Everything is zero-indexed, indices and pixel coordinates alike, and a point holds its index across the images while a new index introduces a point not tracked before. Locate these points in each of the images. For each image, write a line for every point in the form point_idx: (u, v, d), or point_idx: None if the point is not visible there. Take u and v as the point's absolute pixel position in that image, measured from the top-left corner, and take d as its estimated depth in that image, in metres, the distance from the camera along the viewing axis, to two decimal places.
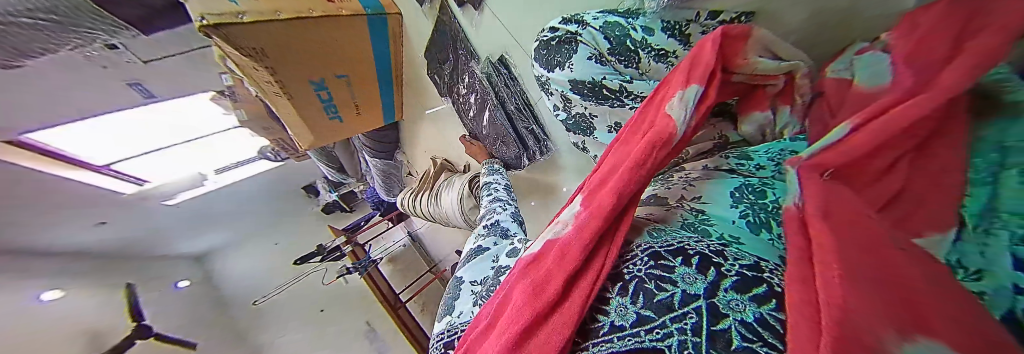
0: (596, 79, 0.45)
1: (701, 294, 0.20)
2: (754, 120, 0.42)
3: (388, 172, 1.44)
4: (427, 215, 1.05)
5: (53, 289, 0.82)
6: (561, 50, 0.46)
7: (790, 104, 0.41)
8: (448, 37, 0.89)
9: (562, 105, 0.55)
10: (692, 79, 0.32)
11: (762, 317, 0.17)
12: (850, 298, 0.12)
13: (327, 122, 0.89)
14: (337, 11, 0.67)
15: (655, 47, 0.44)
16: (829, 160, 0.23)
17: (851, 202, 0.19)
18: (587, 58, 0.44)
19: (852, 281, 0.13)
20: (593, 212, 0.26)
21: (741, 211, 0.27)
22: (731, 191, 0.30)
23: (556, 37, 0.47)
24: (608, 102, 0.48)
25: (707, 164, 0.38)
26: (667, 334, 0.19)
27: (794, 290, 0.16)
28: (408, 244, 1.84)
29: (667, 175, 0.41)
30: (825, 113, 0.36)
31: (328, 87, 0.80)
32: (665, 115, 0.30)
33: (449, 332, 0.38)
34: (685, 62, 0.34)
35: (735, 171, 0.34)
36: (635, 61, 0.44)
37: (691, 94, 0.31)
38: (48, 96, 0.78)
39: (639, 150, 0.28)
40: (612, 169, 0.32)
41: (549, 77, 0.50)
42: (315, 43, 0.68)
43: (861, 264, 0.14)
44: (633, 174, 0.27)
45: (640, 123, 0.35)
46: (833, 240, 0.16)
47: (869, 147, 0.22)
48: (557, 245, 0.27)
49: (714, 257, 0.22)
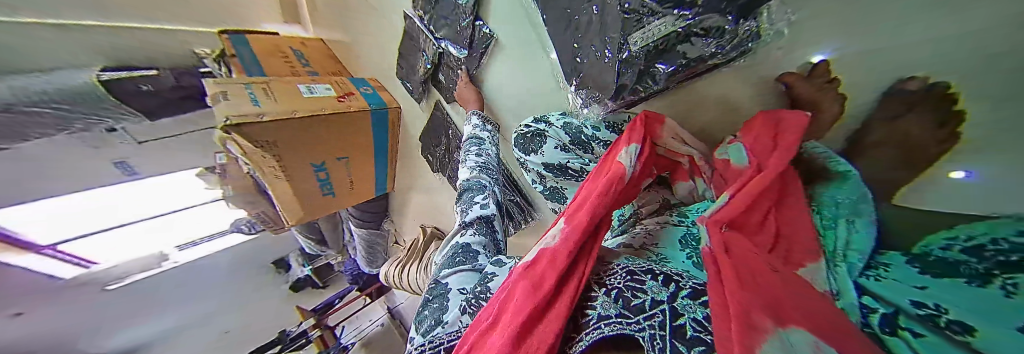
0: (562, 162, 0.56)
1: (665, 300, 0.26)
2: (683, 188, 0.52)
3: (373, 243, 1.41)
4: (413, 288, 1.00)
5: None
6: (534, 141, 0.58)
7: (703, 177, 0.48)
8: (441, 127, 1.01)
9: (539, 179, 0.64)
10: (632, 139, 0.43)
11: (708, 313, 0.23)
12: (747, 303, 0.19)
13: (318, 198, 0.91)
14: (346, 108, 0.79)
15: (603, 139, 0.56)
16: (725, 216, 0.30)
17: (741, 241, 0.27)
18: (554, 148, 0.56)
19: (747, 292, 0.20)
20: (576, 225, 0.33)
21: (687, 253, 0.36)
22: (678, 240, 0.39)
23: (530, 131, 0.59)
24: (575, 178, 0.58)
25: (659, 220, 0.47)
26: (640, 327, 0.25)
27: (714, 296, 0.23)
28: (386, 323, 1.68)
29: (629, 228, 0.50)
30: (718, 178, 0.44)
31: (327, 168, 0.86)
32: (618, 162, 0.40)
33: (432, 343, 0.36)
34: (626, 129, 0.46)
35: (677, 224, 0.43)
36: (590, 148, 0.56)
37: (632, 150, 0.41)
38: None
39: (603, 184, 0.36)
40: (582, 199, 0.39)
41: (527, 159, 0.61)
42: (322, 133, 0.77)
43: (752, 280, 0.22)
44: (601, 199, 0.34)
45: (600, 170, 0.45)
46: (735, 262, 0.24)
47: (743, 206, 0.30)
48: (547, 252, 0.32)
49: (675, 276, 0.29)
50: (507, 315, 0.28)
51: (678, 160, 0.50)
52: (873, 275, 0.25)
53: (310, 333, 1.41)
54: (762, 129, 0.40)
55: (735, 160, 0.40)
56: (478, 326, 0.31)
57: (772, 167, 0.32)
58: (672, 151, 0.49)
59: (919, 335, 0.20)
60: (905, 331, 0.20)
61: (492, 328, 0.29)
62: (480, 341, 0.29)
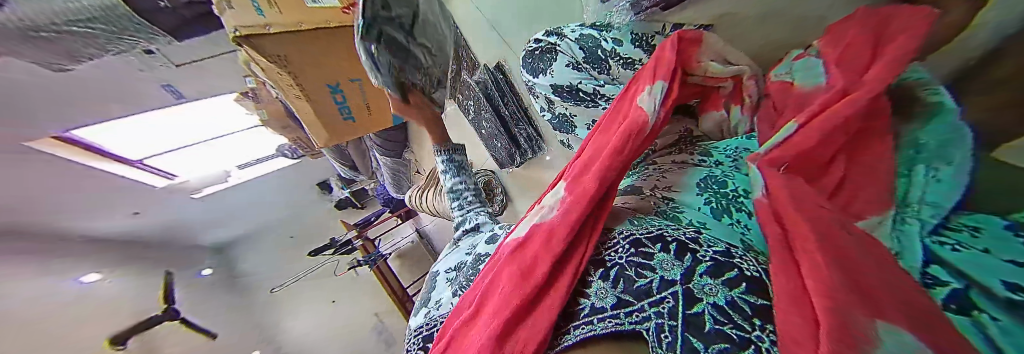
0: (573, 84, 0.49)
1: (677, 280, 0.23)
2: (713, 119, 0.46)
3: (397, 169, 1.50)
4: (432, 210, 1.11)
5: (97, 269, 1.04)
6: (542, 58, 0.50)
7: (742, 104, 0.43)
8: None
9: (547, 106, 0.58)
10: (658, 75, 0.36)
11: (733, 299, 0.19)
12: (831, 287, 0.13)
13: (341, 122, 0.94)
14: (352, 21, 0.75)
15: (623, 56, 0.48)
16: (779, 157, 0.25)
17: (809, 198, 0.21)
18: (565, 66, 0.48)
19: (825, 270, 0.15)
20: (578, 196, 0.29)
21: (705, 198, 0.32)
22: (696, 182, 0.34)
23: (539, 48, 0.51)
24: (584, 104, 0.51)
25: (676, 159, 0.42)
26: (645, 318, 0.22)
27: (780, 285, 0.17)
28: (416, 240, 1.93)
29: (640, 168, 0.45)
30: (769, 109, 0.38)
31: (343, 91, 0.86)
32: (637, 106, 0.34)
33: (429, 325, 0.39)
34: (650, 60, 0.38)
35: (698, 166, 0.38)
36: (606, 68, 0.48)
37: (658, 89, 0.35)
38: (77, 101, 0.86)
39: (617, 140, 0.31)
40: (588, 160, 0.34)
41: (534, 82, 0.54)
42: (333, 50, 0.75)
43: (826, 252, 0.16)
44: (608, 166, 0.30)
45: (613, 116, 0.39)
46: (809, 231, 0.18)
47: (806, 149, 0.25)
48: (542, 227, 0.30)
49: (691, 244, 0.24)
50: (492, 301, 0.28)
51: (719, 84, 0.42)
52: (951, 244, 0.21)
53: (353, 242, 1.69)
54: (856, 47, 0.33)
55: (801, 81, 0.36)
56: (462, 314, 0.32)
57: (874, 82, 0.26)
58: (711, 77, 0.41)
59: (989, 312, 0.15)
60: (980, 301, 0.16)
61: (479, 313, 0.29)
62: (463, 329, 0.29)
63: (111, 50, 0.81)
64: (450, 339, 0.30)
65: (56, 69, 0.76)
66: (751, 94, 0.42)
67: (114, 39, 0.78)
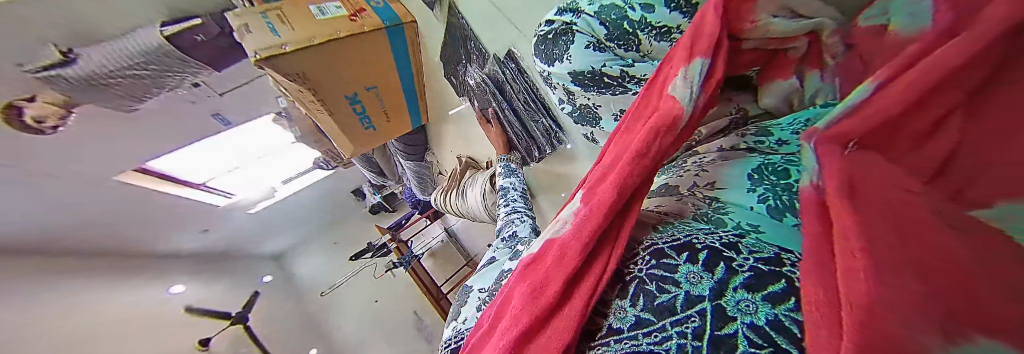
0: (596, 68, 0.45)
1: (706, 296, 0.20)
2: (778, 91, 0.38)
3: (421, 173, 1.54)
4: (456, 210, 1.12)
5: (173, 284, 1.30)
6: (557, 43, 0.45)
7: (820, 67, 0.35)
8: (459, 41, 0.93)
9: (567, 98, 0.56)
10: (696, 53, 0.31)
11: (775, 318, 0.16)
12: (884, 294, 0.12)
13: (361, 131, 0.99)
14: (361, 29, 0.75)
15: (655, 25, 0.38)
16: (850, 129, 0.23)
17: (892, 180, 0.19)
18: (585, 47, 0.43)
19: (884, 274, 0.12)
20: (594, 207, 0.25)
21: (760, 195, 0.27)
22: (749, 174, 0.30)
23: (553, 30, 0.46)
24: (610, 90, 0.48)
25: (723, 145, 0.37)
26: (666, 337, 0.20)
27: (810, 288, 0.15)
28: (446, 239, 1.95)
29: (679, 160, 0.40)
30: (854, 60, 0.33)
31: (361, 100, 0.90)
32: (667, 96, 0.29)
33: (454, 338, 0.38)
34: (685, 37, 0.32)
35: (754, 149, 0.33)
36: (635, 44, 0.41)
37: (695, 71, 0.30)
38: (147, 139, 0.98)
39: (641, 138, 0.27)
40: (614, 159, 0.30)
41: (550, 71, 0.50)
42: (350, 60, 0.77)
43: (901, 259, 0.13)
44: (632, 167, 0.26)
45: (641, 110, 0.34)
46: (853, 226, 0.15)
47: (879, 120, 0.22)
48: (556, 244, 0.26)
49: (726, 251, 0.22)
50: (505, 320, 0.25)
51: (789, 45, 0.35)
52: None
53: (388, 244, 1.79)
54: None
55: (899, 26, 0.29)
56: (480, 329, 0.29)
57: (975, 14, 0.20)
58: (776, 38, 0.34)
59: None
60: None
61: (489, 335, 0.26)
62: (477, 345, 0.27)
63: (168, 87, 0.90)
64: None
65: (124, 109, 0.86)
66: (834, 54, 0.34)
67: (167, 77, 0.87)
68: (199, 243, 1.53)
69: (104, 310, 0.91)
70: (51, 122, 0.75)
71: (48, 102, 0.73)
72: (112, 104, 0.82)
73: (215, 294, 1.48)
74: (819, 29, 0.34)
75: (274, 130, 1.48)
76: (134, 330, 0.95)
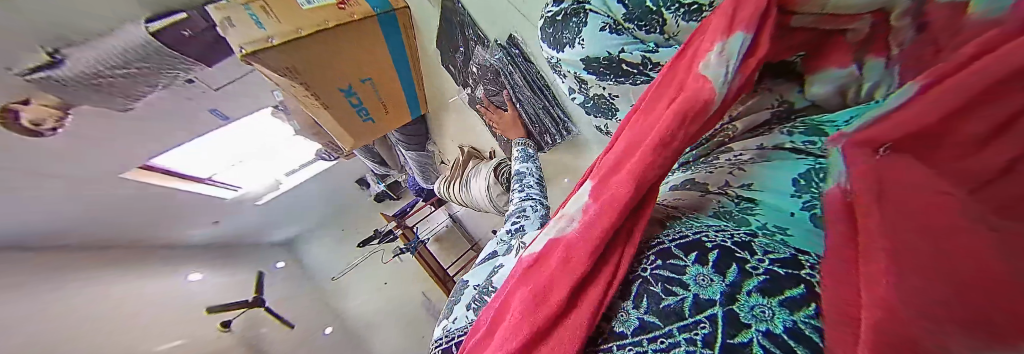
0: (612, 53, 0.42)
1: (716, 300, 0.20)
2: (829, 79, 0.36)
3: (424, 162, 1.53)
4: (459, 199, 1.12)
5: (190, 271, 1.37)
6: (568, 26, 0.43)
7: (884, 55, 0.32)
8: (456, 26, 0.88)
9: (579, 87, 0.54)
10: (737, 24, 0.27)
11: (793, 325, 0.16)
12: (900, 300, 0.12)
13: (360, 124, 0.97)
14: (349, 17, 0.71)
15: (684, 1, 0.34)
16: (881, 135, 0.23)
17: (928, 184, 0.18)
18: (600, 30, 0.40)
19: (910, 279, 0.13)
20: (606, 205, 0.23)
21: (806, 202, 0.24)
22: (795, 176, 0.27)
23: (562, 11, 0.43)
24: (628, 78, 0.45)
25: (763, 143, 0.34)
26: (672, 343, 0.20)
27: (830, 287, 0.15)
28: (451, 224, 1.98)
29: (709, 157, 0.38)
30: (927, 43, 0.30)
31: (357, 92, 0.87)
32: (699, 76, 0.27)
33: (445, 339, 0.37)
34: (727, 2, 0.29)
35: (798, 150, 0.31)
36: (658, 24, 0.36)
37: (733, 45, 0.27)
38: (147, 138, 0.97)
39: (666, 124, 0.24)
40: (629, 148, 0.28)
41: (560, 57, 0.48)
42: (342, 51, 0.74)
43: (935, 262, 0.13)
44: (653, 158, 0.23)
45: (663, 90, 0.32)
46: (882, 232, 0.16)
47: (917, 126, 0.22)
48: (561, 244, 0.25)
49: (738, 252, 0.21)
50: (505, 325, 0.24)
51: (850, 25, 0.32)
52: None
53: (394, 231, 1.82)
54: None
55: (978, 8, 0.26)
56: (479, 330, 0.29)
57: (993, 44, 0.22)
58: (836, 16, 0.31)
59: None
60: None
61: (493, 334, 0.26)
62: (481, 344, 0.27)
63: (161, 84, 0.87)
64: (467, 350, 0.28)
65: (122, 108, 0.84)
66: (900, 41, 0.31)
67: (160, 74, 0.84)
68: (210, 236, 1.57)
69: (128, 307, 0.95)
70: (49, 124, 0.75)
71: (43, 105, 0.71)
72: (106, 103, 0.80)
73: (233, 280, 1.56)
74: (889, 8, 0.30)
75: (274, 122, 1.46)
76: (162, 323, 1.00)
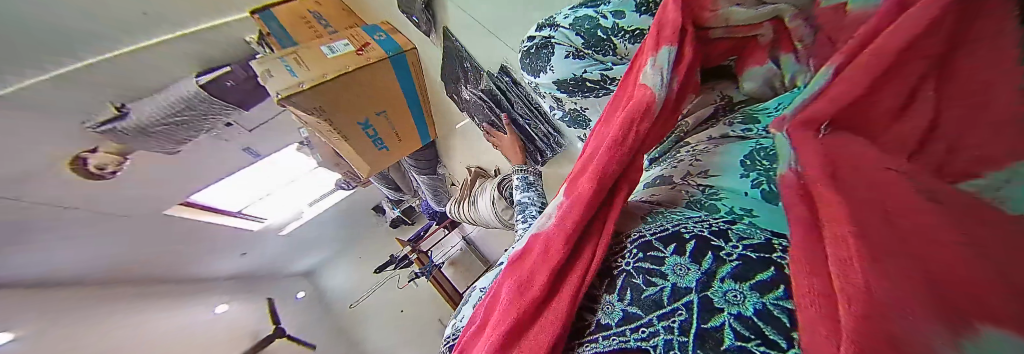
0: (577, 75, 0.47)
1: (693, 288, 0.19)
2: (756, 76, 0.38)
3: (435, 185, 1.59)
4: (468, 218, 1.16)
5: (218, 304, 1.44)
6: (539, 56, 0.47)
7: (793, 50, 0.36)
8: (455, 61, 0.97)
9: (557, 105, 0.58)
10: (662, 41, 0.34)
11: (763, 307, 0.16)
12: (880, 289, 0.11)
13: (376, 152, 1.06)
14: (366, 61, 0.81)
15: (628, 30, 0.42)
16: (819, 113, 0.24)
17: (868, 162, 0.19)
18: (565, 57, 0.45)
19: (876, 266, 0.12)
20: (575, 200, 0.26)
21: (754, 180, 0.27)
22: (742, 159, 0.30)
23: (534, 45, 0.48)
24: (594, 93, 0.49)
25: (712, 135, 0.37)
26: (652, 333, 0.20)
27: (802, 278, 0.15)
28: (464, 247, 1.98)
29: (670, 151, 0.41)
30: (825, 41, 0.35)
31: (373, 124, 0.96)
32: (641, 85, 0.32)
33: (451, 336, 0.35)
34: (652, 29, 0.36)
35: (743, 138, 0.34)
36: (612, 48, 0.43)
37: (664, 57, 0.32)
38: (189, 175, 1.09)
39: (618, 129, 0.28)
40: (593, 153, 0.32)
41: (537, 82, 0.53)
42: (360, 91, 0.84)
43: (890, 249, 0.13)
44: (611, 155, 0.27)
45: (618, 102, 0.37)
46: (841, 213, 0.16)
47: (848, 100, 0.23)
48: (540, 238, 0.27)
49: (714, 239, 0.21)
50: (493, 318, 0.25)
51: (756, 32, 0.36)
52: None
53: (409, 256, 1.86)
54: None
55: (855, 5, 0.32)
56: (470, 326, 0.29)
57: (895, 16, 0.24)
58: (743, 26, 0.36)
59: None
60: None
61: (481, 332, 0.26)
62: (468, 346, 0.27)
63: (206, 129, 1.00)
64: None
65: (168, 152, 0.97)
66: (801, 38, 0.36)
67: (206, 120, 0.97)
68: (238, 266, 1.66)
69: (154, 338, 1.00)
70: (111, 167, 0.88)
71: (109, 152, 0.88)
72: (159, 147, 0.93)
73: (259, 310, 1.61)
74: (780, 15, 0.36)
75: (297, 154, 1.59)
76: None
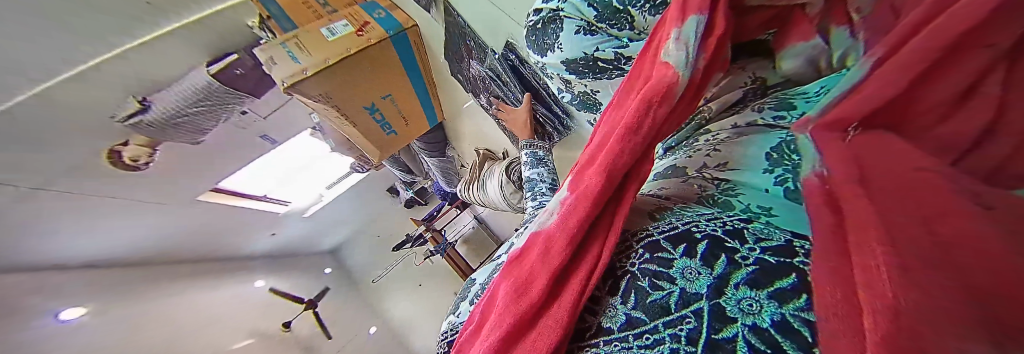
0: (588, 53, 0.43)
1: (703, 294, 0.18)
2: (800, 53, 0.35)
3: (445, 167, 1.61)
4: (478, 200, 1.18)
5: (256, 279, 1.58)
6: (547, 33, 0.44)
7: (847, 23, 0.32)
8: (459, 39, 0.93)
9: (565, 87, 0.55)
10: (689, 11, 0.30)
11: (781, 319, 0.14)
12: (906, 301, 0.10)
13: (384, 137, 1.06)
14: (367, 43, 0.78)
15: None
16: (849, 113, 0.22)
17: (907, 162, 0.17)
18: (575, 33, 0.41)
19: (907, 278, 0.11)
20: (580, 195, 0.25)
21: (778, 177, 0.25)
22: (766, 153, 0.28)
23: (541, 19, 0.44)
24: (606, 74, 0.47)
25: (737, 122, 0.35)
26: (657, 340, 0.19)
27: (824, 293, 0.13)
28: (476, 226, 2.04)
29: (689, 139, 0.38)
30: (884, 10, 0.30)
31: (379, 108, 0.95)
32: (661, 63, 0.29)
33: (451, 331, 0.36)
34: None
35: (773, 126, 0.32)
36: (628, 21, 0.39)
37: (689, 30, 0.29)
38: (213, 164, 1.15)
39: (632, 114, 0.26)
40: (602, 141, 0.30)
41: (544, 61, 0.49)
42: (363, 73, 0.82)
43: (921, 256, 0.12)
44: (622, 146, 0.25)
45: (633, 83, 0.35)
46: (872, 219, 0.14)
47: (881, 99, 0.21)
48: (542, 236, 0.26)
49: (728, 241, 0.20)
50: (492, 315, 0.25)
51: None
52: None
53: (424, 235, 1.93)
54: None
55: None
56: (470, 323, 0.29)
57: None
58: None
59: None
60: None
61: (481, 328, 0.26)
62: (470, 340, 0.27)
63: (223, 119, 1.02)
64: (458, 348, 0.28)
65: (193, 142, 1.01)
66: (859, 8, 0.32)
67: (222, 109, 0.99)
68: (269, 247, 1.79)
69: (199, 317, 1.11)
70: (144, 159, 0.94)
71: (139, 144, 0.91)
72: (182, 138, 0.97)
73: (291, 287, 1.77)
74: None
75: (312, 141, 1.62)
76: (225, 330, 1.15)
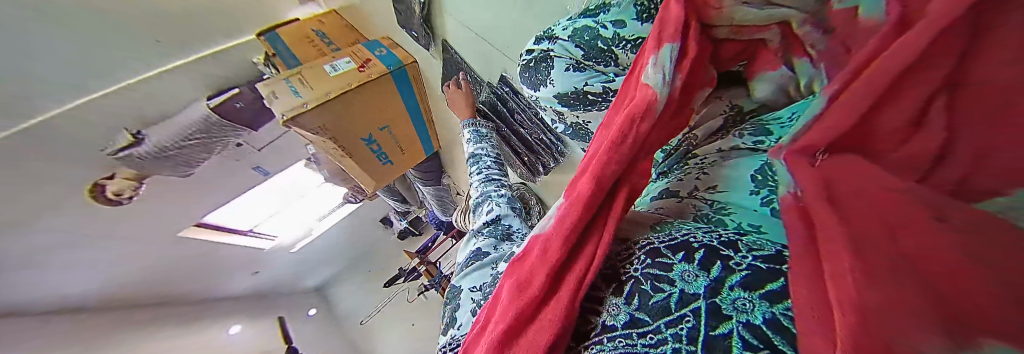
0: (578, 87, 0.45)
1: (701, 294, 0.18)
2: (769, 82, 0.37)
3: (441, 196, 1.59)
4: None
5: (232, 323, 1.45)
6: (539, 69, 0.47)
7: (806, 55, 0.33)
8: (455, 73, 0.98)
9: (558, 118, 0.57)
10: (665, 38, 0.33)
11: (773, 317, 0.14)
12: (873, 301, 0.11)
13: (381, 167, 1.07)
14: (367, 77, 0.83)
15: (629, 39, 0.40)
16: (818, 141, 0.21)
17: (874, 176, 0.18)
18: (565, 70, 0.45)
19: (869, 282, 0.11)
20: (574, 200, 0.25)
21: (763, 197, 0.25)
22: (749, 174, 0.28)
23: (533, 58, 0.48)
24: (597, 106, 0.48)
25: (720, 147, 0.36)
26: (661, 339, 0.19)
27: (802, 294, 0.14)
28: None
29: (677, 164, 0.40)
30: (835, 46, 0.31)
31: (376, 140, 0.97)
32: (643, 85, 0.31)
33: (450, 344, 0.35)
34: (655, 24, 0.35)
35: (753, 151, 0.33)
36: (613, 59, 0.42)
37: (665, 55, 0.32)
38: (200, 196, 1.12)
39: (618, 128, 0.27)
40: (595, 151, 0.31)
41: (537, 94, 0.52)
42: (364, 103, 0.85)
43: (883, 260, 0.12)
44: (610, 157, 0.26)
45: (620, 103, 0.36)
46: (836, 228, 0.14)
47: (846, 129, 0.19)
48: (539, 239, 0.26)
49: (724, 250, 0.19)
50: (491, 320, 0.25)
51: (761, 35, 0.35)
52: None
53: (418, 268, 1.84)
54: None
55: (866, 13, 0.27)
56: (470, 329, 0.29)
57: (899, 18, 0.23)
58: (748, 26, 0.34)
59: None
60: None
61: (480, 332, 0.26)
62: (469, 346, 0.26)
63: (217, 151, 1.06)
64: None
65: (182, 175, 1.03)
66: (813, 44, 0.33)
67: (216, 142, 1.03)
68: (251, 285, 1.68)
69: None
70: (127, 193, 0.95)
71: (125, 177, 0.94)
72: (171, 170, 0.99)
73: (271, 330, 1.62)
74: (789, 19, 0.33)
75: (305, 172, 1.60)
76: None
